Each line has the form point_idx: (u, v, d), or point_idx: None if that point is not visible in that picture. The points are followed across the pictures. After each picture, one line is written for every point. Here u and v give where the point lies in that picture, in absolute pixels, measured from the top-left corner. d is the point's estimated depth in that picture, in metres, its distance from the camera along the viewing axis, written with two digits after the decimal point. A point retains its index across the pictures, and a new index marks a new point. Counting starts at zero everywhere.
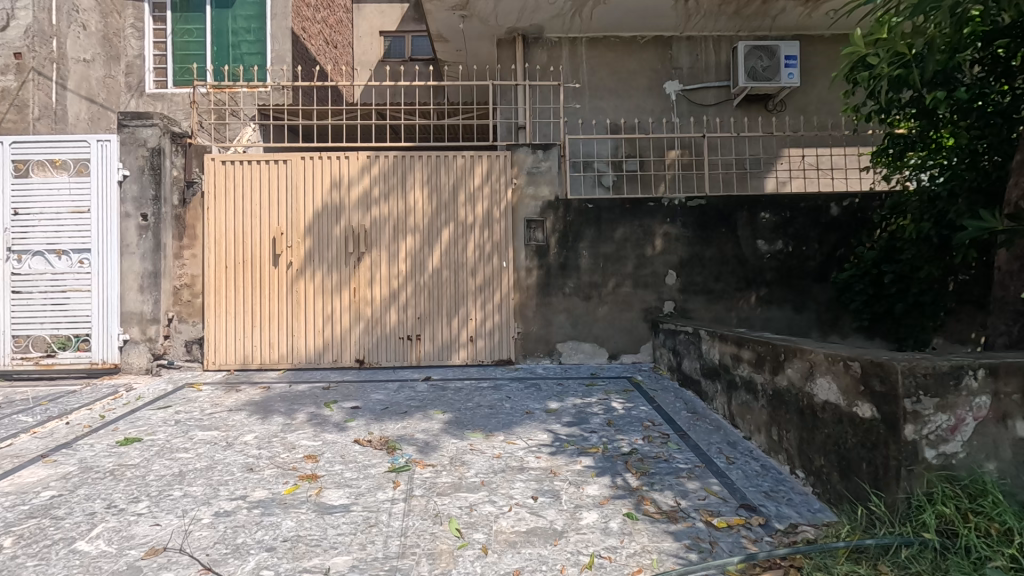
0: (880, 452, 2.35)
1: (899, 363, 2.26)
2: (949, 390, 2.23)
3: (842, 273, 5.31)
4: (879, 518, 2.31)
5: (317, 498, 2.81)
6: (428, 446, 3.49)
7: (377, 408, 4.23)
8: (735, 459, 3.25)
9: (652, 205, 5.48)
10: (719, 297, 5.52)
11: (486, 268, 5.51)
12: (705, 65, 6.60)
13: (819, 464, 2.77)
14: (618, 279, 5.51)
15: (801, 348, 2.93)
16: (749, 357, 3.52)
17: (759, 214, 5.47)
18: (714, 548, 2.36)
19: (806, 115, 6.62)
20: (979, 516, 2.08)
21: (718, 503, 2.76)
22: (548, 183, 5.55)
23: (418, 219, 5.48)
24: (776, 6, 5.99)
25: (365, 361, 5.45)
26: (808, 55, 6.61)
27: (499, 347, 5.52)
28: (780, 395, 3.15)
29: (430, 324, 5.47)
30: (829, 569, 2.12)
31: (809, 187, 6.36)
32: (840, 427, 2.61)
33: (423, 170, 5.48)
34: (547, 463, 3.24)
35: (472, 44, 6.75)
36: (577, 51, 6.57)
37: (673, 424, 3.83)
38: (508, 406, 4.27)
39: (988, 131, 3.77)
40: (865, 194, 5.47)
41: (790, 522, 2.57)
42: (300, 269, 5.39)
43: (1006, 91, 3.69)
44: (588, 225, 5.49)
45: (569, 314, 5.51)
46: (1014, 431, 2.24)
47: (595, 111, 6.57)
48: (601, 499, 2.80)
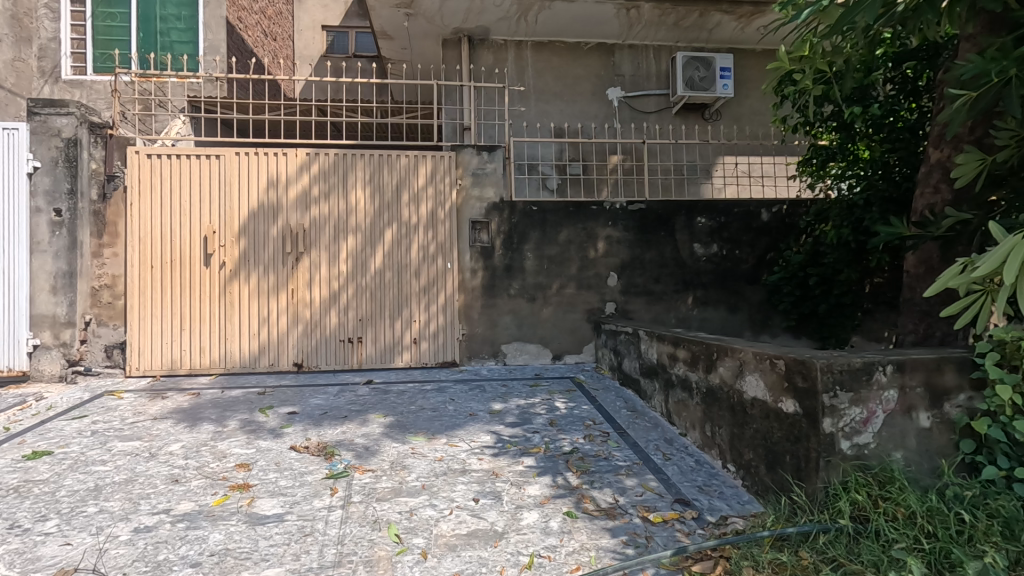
0: (802, 444, 2.49)
1: (818, 360, 2.40)
2: (861, 384, 2.39)
3: (772, 275, 5.60)
4: (801, 507, 2.45)
5: (248, 509, 2.69)
6: (368, 450, 3.42)
7: (316, 413, 4.11)
8: (671, 455, 3.36)
9: (595, 208, 5.59)
10: (659, 298, 5.70)
11: (430, 269, 5.45)
12: (646, 73, 6.80)
13: (748, 458, 2.91)
14: (562, 281, 5.58)
15: (732, 347, 3.06)
16: (684, 356, 3.64)
17: (696, 218, 5.69)
18: (650, 543, 2.43)
19: (739, 125, 6.95)
20: (887, 502, 2.24)
21: (655, 499, 2.84)
22: (493, 185, 5.55)
23: (360, 219, 5.35)
24: (712, 20, 6.24)
25: (304, 365, 5.27)
26: (741, 68, 6.93)
27: (443, 349, 5.48)
28: (713, 392, 3.28)
29: (373, 327, 5.36)
30: (755, 558, 2.22)
31: (742, 193, 6.67)
32: (767, 422, 2.75)
33: (366, 169, 5.37)
34: (489, 465, 3.23)
35: (417, 43, 6.68)
36: (523, 55, 6.62)
37: (613, 423, 3.92)
38: (451, 408, 4.23)
39: (899, 145, 4.03)
40: (792, 201, 5.77)
41: (721, 514, 2.68)
42: (234, 270, 5.15)
43: (914, 108, 4.03)
44: (533, 227, 5.54)
45: (514, 315, 5.54)
46: (918, 422, 2.43)
47: (539, 115, 6.65)
48: (542, 499, 2.83)
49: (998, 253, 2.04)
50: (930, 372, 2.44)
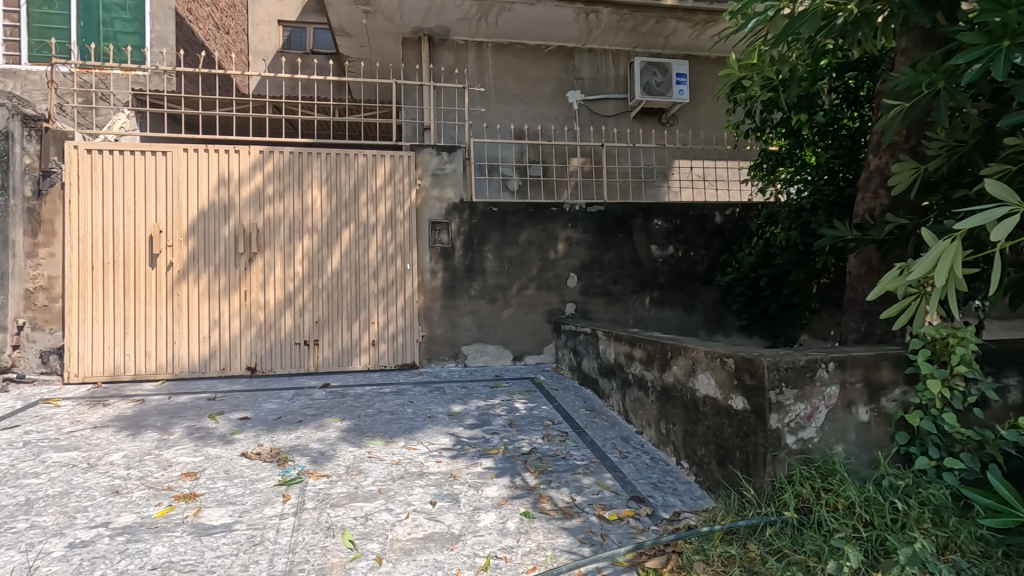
0: (751, 440, 2.57)
1: (765, 358, 2.49)
2: (806, 381, 2.49)
3: (725, 276, 5.77)
4: (749, 501, 2.52)
5: (193, 519, 2.59)
6: (323, 455, 3.35)
7: (269, 418, 3.99)
8: (627, 454, 3.42)
9: (555, 210, 5.64)
10: (617, 299, 5.79)
11: (389, 270, 5.38)
12: (605, 77, 6.90)
13: (701, 454, 2.98)
14: (523, 282, 5.60)
15: (685, 346, 3.13)
16: (640, 356, 3.71)
17: (653, 220, 5.81)
18: (605, 541, 2.46)
19: (694, 129, 7.14)
20: (829, 493, 2.33)
21: (611, 497, 2.88)
22: (453, 186, 5.53)
23: (316, 219, 5.24)
24: (668, 27, 6.39)
25: (258, 369, 5.11)
26: (696, 74, 7.11)
27: (403, 350, 5.41)
28: (667, 391, 3.35)
29: (330, 329, 5.25)
30: (706, 552, 2.28)
31: (697, 196, 6.85)
32: (718, 419, 2.82)
33: (322, 168, 5.25)
34: (447, 467, 3.21)
35: (376, 41, 6.57)
36: (483, 55, 6.62)
37: (572, 423, 3.95)
38: (410, 411, 4.18)
39: (842, 152, 4.23)
40: (744, 205, 5.97)
41: (675, 510, 2.74)
42: (182, 271, 4.96)
43: (856, 117, 4.24)
44: (493, 228, 5.54)
45: (474, 316, 5.52)
46: (857, 416, 2.54)
47: (500, 116, 6.67)
48: (499, 500, 2.83)
49: (930, 256, 2.20)
50: (868, 368, 2.56)
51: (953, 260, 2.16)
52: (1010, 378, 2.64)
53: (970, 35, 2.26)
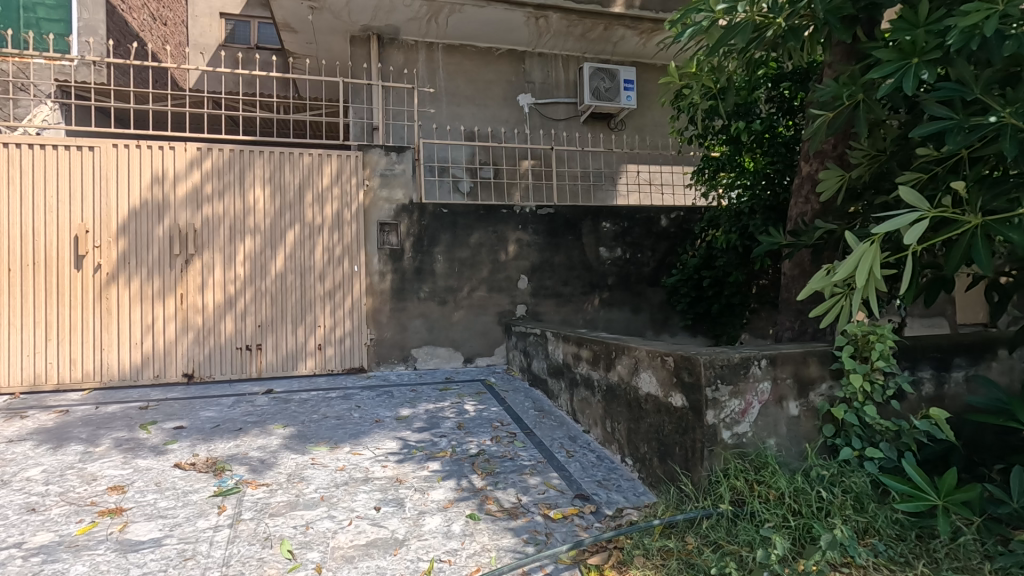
0: (689, 436, 2.65)
1: (702, 356, 2.57)
2: (739, 377, 2.59)
3: (671, 277, 5.94)
4: (688, 495, 2.60)
5: (119, 536, 2.45)
6: (263, 464, 3.24)
7: (206, 426, 3.83)
8: (574, 452, 3.46)
9: (505, 212, 5.66)
10: (568, 300, 5.86)
11: (335, 272, 5.26)
12: (555, 81, 6.98)
13: (643, 451, 3.05)
14: (473, 284, 5.59)
15: (628, 346, 3.20)
16: (587, 356, 3.77)
17: (602, 223, 5.92)
18: (549, 539, 2.49)
19: (641, 135, 7.32)
20: (761, 485, 2.43)
21: (557, 496, 2.92)
22: (402, 186, 5.46)
23: (259, 219, 5.06)
24: (616, 33, 6.54)
25: (196, 375, 4.89)
26: (643, 81, 7.30)
27: (350, 354, 5.30)
28: (612, 390, 3.41)
29: (273, 333, 5.09)
30: (646, 546, 2.34)
31: (644, 200, 7.02)
32: (659, 417, 2.90)
33: (265, 167, 5.08)
34: (393, 472, 3.17)
35: (323, 38, 6.41)
36: (434, 56, 6.58)
37: (520, 423, 3.98)
38: (356, 416, 4.10)
39: (777, 158, 4.41)
40: (688, 208, 6.17)
41: (618, 507, 2.80)
42: (112, 273, 4.69)
43: (790, 126, 4.43)
44: (443, 230, 5.51)
45: (424, 319, 5.47)
46: (788, 410, 2.66)
47: (451, 117, 6.65)
48: (446, 503, 2.81)
49: (851, 258, 2.35)
50: (798, 364, 2.68)
51: (872, 262, 2.31)
52: (924, 371, 2.83)
53: (884, 51, 2.41)
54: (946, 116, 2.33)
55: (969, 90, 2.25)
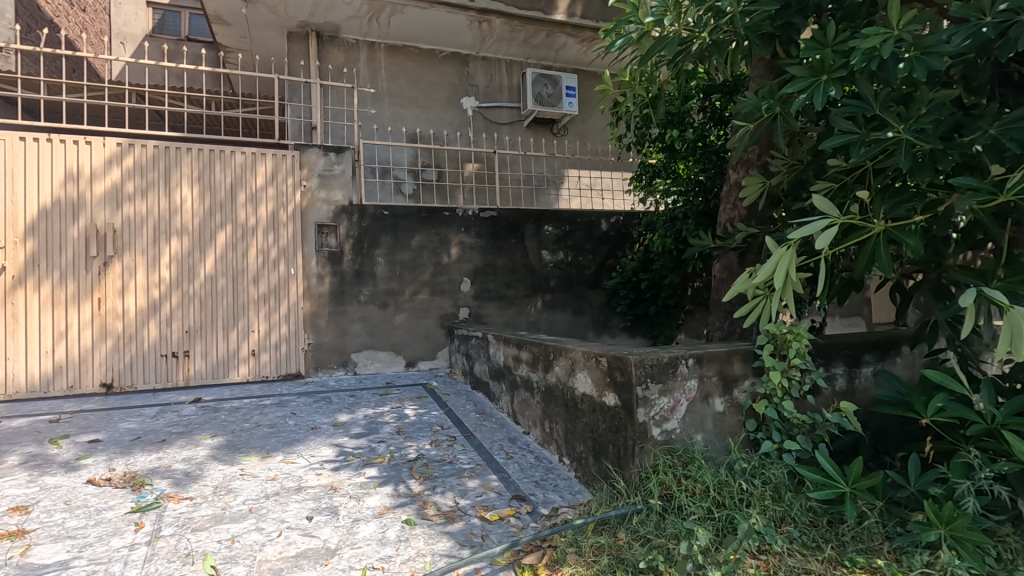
0: (621, 434, 2.73)
1: (634, 356, 2.65)
2: (668, 376, 2.69)
3: (611, 280, 6.10)
4: (620, 492, 2.68)
5: (20, 560, 2.27)
6: (188, 476, 3.08)
7: (125, 439, 3.61)
8: (513, 454, 3.49)
9: (448, 214, 5.64)
10: (510, 302, 5.91)
11: (270, 276, 5.08)
12: (498, 85, 7.02)
13: (580, 450, 3.12)
14: (415, 287, 5.54)
15: (565, 347, 3.26)
16: (527, 357, 3.81)
17: (544, 226, 6.00)
18: (485, 541, 2.50)
19: (583, 140, 7.48)
20: (688, 479, 2.53)
21: (494, 498, 2.93)
22: (341, 187, 5.35)
23: (186, 219, 4.82)
24: (557, 40, 6.68)
25: (115, 385, 4.60)
26: (585, 87, 7.45)
27: (286, 360, 5.13)
28: (550, 391, 3.46)
29: (202, 339, 4.86)
30: (579, 543, 2.40)
31: (586, 204, 7.16)
32: (594, 416, 2.97)
33: (193, 165, 4.85)
34: (327, 479, 3.09)
35: (258, 33, 6.19)
36: (375, 56, 6.48)
37: (460, 426, 3.97)
38: (291, 423, 3.97)
39: (709, 166, 4.59)
40: (628, 213, 6.35)
41: (554, 506, 2.84)
42: (19, 277, 4.34)
43: (721, 135, 4.59)
44: (384, 232, 5.43)
45: (364, 322, 5.37)
46: (714, 407, 2.78)
47: (393, 118, 6.55)
48: (381, 510, 2.77)
49: (770, 262, 2.48)
50: (722, 363, 2.81)
51: (789, 266, 2.45)
52: (837, 367, 3.03)
53: (797, 68, 2.57)
54: (851, 131, 2.51)
55: (870, 106, 2.44)
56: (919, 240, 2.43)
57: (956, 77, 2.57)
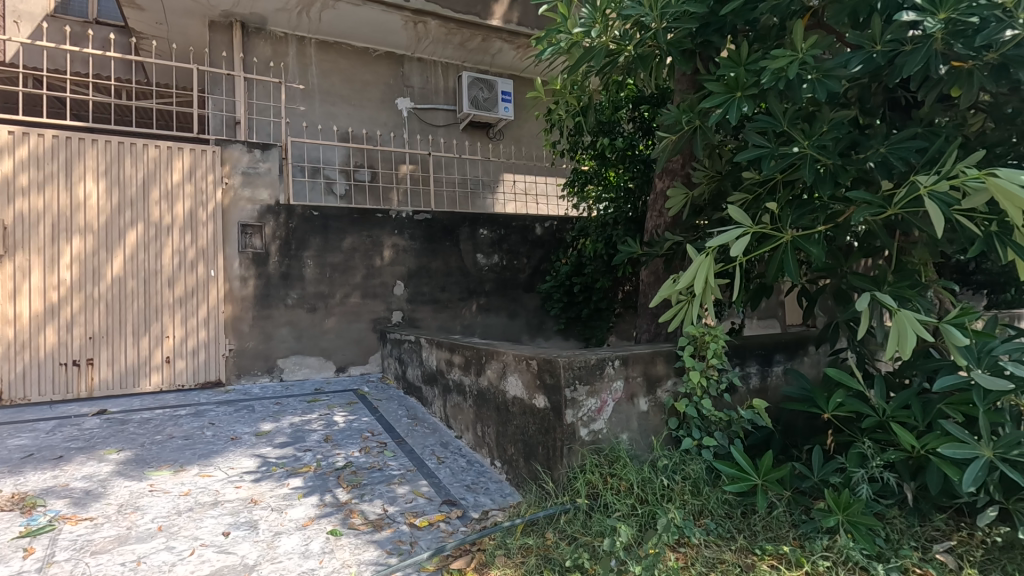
0: (550, 435, 2.77)
1: (562, 359, 2.71)
2: (595, 377, 2.76)
3: (545, 283, 6.19)
4: (549, 493, 2.73)
5: None
6: (89, 495, 2.84)
7: (14, 457, 3.28)
8: (445, 458, 3.47)
9: (381, 216, 5.53)
10: (445, 306, 5.87)
11: (187, 278, 4.79)
12: (434, 87, 6.98)
13: (511, 453, 3.14)
14: (346, 291, 5.39)
15: (497, 351, 3.28)
16: (459, 361, 3.79)
17: (479, 230, 6.01)
18: (413, 548, 2.46)
19: (518, 145, 7.57)
20: (614, 478, 2.61)
21: (424, 503, 2.89)
22: (267, 186, 5.14)
23: (90, 217, 4.46)
24: (493, 45, 6.76)
25: (5, 398, 4.18)
26: (521, 93, 7.54)
27: (205, 367, 4.84)
28: (482, 394, 3.47)
29: (108, 346, 4.50)
30: (507, 546, 2.42)
31: (521, 208, 7.24)
32: (524, 418, 3.00)
33: (99, 158, 4.49)
34: (247, 492, 2.94)
35: (176, 20, 5.82)
36: (305, 51, 6.27)
37: (391, 432, 3.90)
38: (208, 434, 3.75)
39: (637, 174, 4.75)
40: (561, 218, 6.47)
41: (484, 509, 2.85)
42: None
43: (648, 145, 4.76)
44: (313, 234, 5.25)
45: (291, 327, 5.17)
46: (638, 406, 2.87)
47: (324, 116, 6.33)
48: (305, 521, 2.66)
49: (691, 268, 2.60)
50: (646, 364, 2.92)
51: (707, 272, 2.57)
52: (751, 367, 3.22)
53: (715, 84, 2.72)
54: (762, 145, 2.68)
55: (779, 123, 2.63)
56: (821, 249, 2.62)
57: (853, 99, 2.80)
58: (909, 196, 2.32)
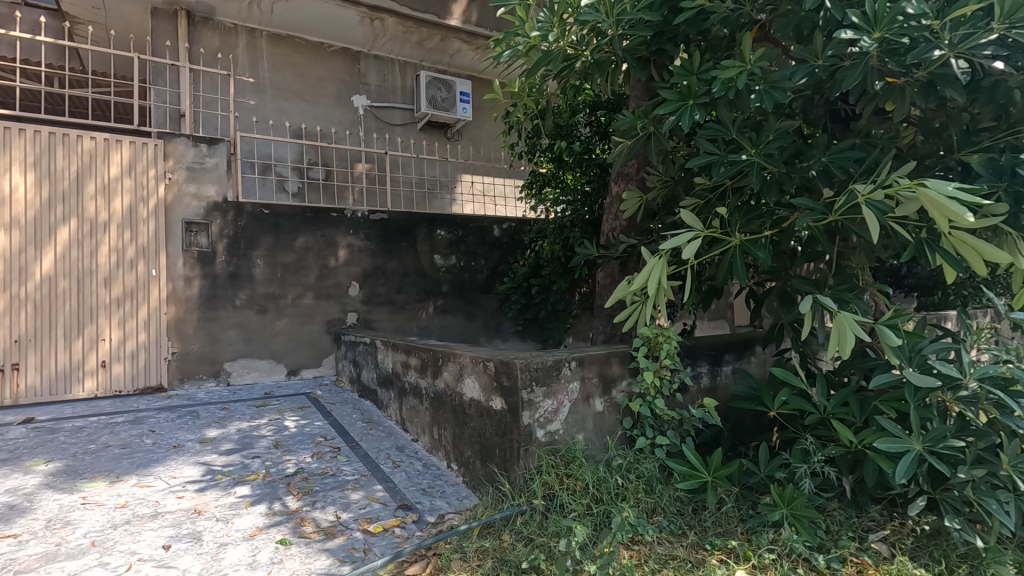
0: (507, 437, 2.77)
1: (519, 360, 2.71)
2: (552, 378, 2.77)
3: (503, 285, 6.19)
4: (506, 495, 2.73)
5: None
6: (13, 510, 2.65)
7: None
8: (400, 462, 3.41)
9: (335, 216, 5.40)
10: (401, 307, 5.79)
11: (126, 278, 4.54)
12: (391, 86, 6.87)
13: (467, 455, 3.12)
14: (298, 291, 5.24)
15: (454, 352, 3.25)
16: (415, 363, 3.75)
17: (436, 230, 5.95)
18: (367, 555, 2.41)
19: (476, 146, 7.55)
20: (570, 478, 2.64)
21: (379, 509, 2.84)
22: (214, 183, 4.94)
23: (16, 211, 4.17)
24: (452, 45, 6.81)
25: None
26: (479, 94, 7.53)
27: (145, 371, 4.60)
28: (439, 397, 3.43)
29: (36, 350, 4.21)
30: (464, 549, 2.41)
31: (479, 209, 7.22)
32: (481, 421, 2.99)
33: (27, 149, 4.20)
34: (191, 502, 2.81)
35: (115, 5, 5.52)
36: (256, 43, 6.06)
37: (345, 437, 3.81)
38: (148, 442, 3.56)
39: (594, 177, 4.81)
40: (519, 220, 6.49)
41: (440, 513, 2.82)
42: None
43: (604, 149, 4.83)
44: (264, 233, 5.08)
45: (240, 329, 4.98)
46: (594, 407, 2.91)
47: (276, 111, 6.11)
48: (252, 531, 2.57)
49: (644, 271, 2.65)
50: (602, 364, 2.95)
51: (660, 274, 2.63)
52: (702, 366, 3.31)
53: (668, 92, 2.79)
54: (713, 152, 2.76)
55: (728, 131, 2.72)
56: (767, 253, 2.72)
57: (798, 110, 2.93)
58: (848, 204, 2.45)
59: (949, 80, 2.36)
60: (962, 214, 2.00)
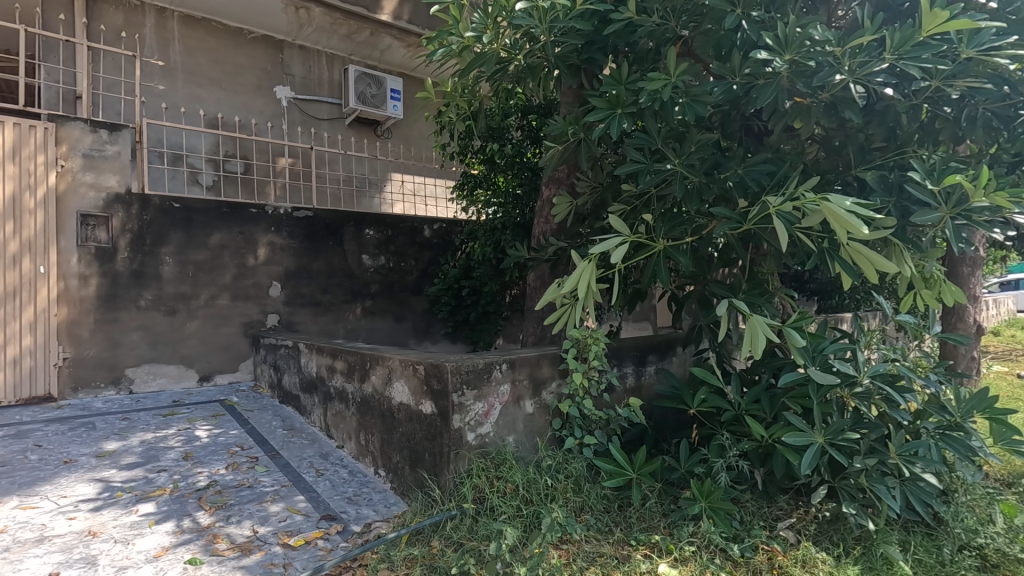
0: (437, 441, 2.73)
1: (450, 363, 2.68)
2: (482, 381, 2.76)
3: (433, 286, 6.10)
4: (436, 500, 2.68)
5: None
6: None
7: None
8: (324, 471, 3.27)
9: (255, 212, 5.11)
10: (326, 309, 5.57)
11: (8, 275, 4.03)
12: (317, 78, 6.60)
13: (396, 461, 3.04)
14: (212, 291, 4.91)
15: (382, 355, 3.16)
16: (341, 367, 3.61)
17: (364, 229, 5.77)
18: (287, 571, 2.29)
19: (407, 145, 7.43)
20: (500, 480, 2.64)
21: (300, 521, 2.70)
22: (115, 172, 4.53)
23: None
24: (382, 40, 6.71)
25: None
26: (411, 92, 7.41)
27: (30, 380, 4.12)
28: (366, 401, 3.33)
29: None
30: (391, 558, 2.35)
31: (409, 209, 7.10)
32: (410, 425, 2.92)
33: None
34: (85, 523, 2.55)
35: None
36: (166, 24, 5.62)
37: (264, 445, 3.60)
38: (33, 458, 3.20)
39: (525, 181, 4.85)
40: (450, 221, 6.43)
41: (366, 521, 2.73)
42: None
43: (535, 154, 4.90)
44: (173, 228, 4.72)
45: (145, 332, 4.60)
46: (525, 408, 2.92)
47: (189, 98, 5.69)
48: (157, 552, 2.36)
49: (574, 274, 2.69)
50: (533, 367, 2.97)
51: (589, 277, 2.68)
52: (627, 367, 3.42)
53: (598, 100, 2.85)
54: (639, 160, 2.86)
55: (653, 141, 2.84)
56: (689, 258, 2.85)
57: (716, 123, 3.09)
58: (761, 214, 2.61)
59: (849, 102, 2.56)
60: (858, 226, 2.19)
